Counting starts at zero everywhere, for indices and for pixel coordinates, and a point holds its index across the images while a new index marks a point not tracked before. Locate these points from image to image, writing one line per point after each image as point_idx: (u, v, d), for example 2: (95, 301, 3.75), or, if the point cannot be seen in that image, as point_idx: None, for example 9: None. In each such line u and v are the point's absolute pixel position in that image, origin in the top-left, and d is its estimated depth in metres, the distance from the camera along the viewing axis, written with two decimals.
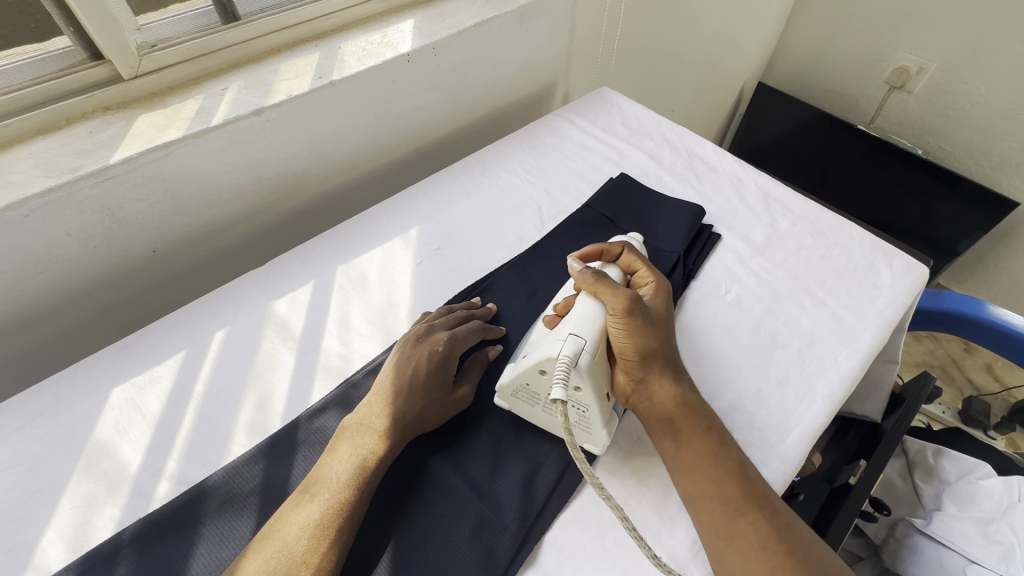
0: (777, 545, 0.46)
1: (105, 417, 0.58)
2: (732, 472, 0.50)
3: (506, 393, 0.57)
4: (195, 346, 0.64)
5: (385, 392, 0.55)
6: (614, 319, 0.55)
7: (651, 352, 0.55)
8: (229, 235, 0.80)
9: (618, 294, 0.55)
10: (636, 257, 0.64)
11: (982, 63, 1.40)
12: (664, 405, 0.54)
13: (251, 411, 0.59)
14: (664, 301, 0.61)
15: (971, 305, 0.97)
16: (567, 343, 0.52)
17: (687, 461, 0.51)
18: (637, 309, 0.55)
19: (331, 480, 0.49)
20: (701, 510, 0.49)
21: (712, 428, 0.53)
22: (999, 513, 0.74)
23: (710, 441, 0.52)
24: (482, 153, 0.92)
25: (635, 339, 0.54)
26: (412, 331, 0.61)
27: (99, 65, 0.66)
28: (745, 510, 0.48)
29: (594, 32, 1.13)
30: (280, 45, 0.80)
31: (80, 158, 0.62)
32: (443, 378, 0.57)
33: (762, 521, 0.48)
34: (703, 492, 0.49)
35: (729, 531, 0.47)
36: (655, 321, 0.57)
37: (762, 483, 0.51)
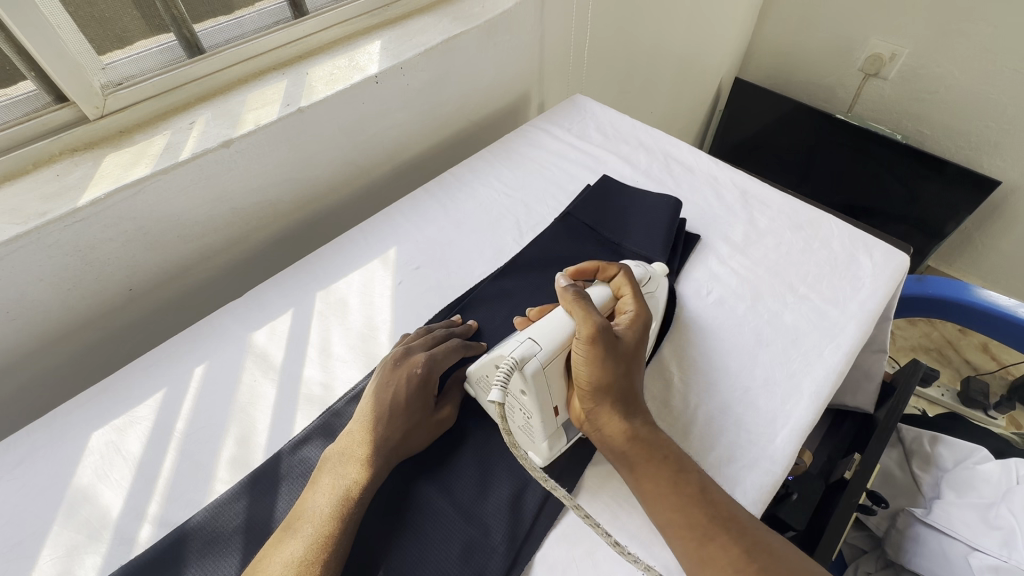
0: (748, 566, 0.45)
1: (84, 462, 0.57)
2: (694, 497, 0.49)
3: (470, 383, 0.59)
4: (175, 383, 0.64)
5: (367, 418, 0.55)
6: (575, 344, 0.54)
7: (605, 385, 0.53)
8: (207, 267, 0.79)
9: (588, 320, 0.54)
10: (628, 281, 0.62)
11: (953, 46, 1.41)
12: (617, 437, 0.52)
13: (234, 447, 0.59)
14: (638, 333, 0.57)
15: (957, 289, 0.97)
16: (520, 345, 0.53)
17: (648, 490, 0.50)
18: (602, 339, 0.53)
19: (316, 514, 0.48)
20: (671, 539, 0.48)
21: (670, 453, 0.52)
22: (999, 497, 0.73)
23: (669, 469, 0.51)
24: (459, 168, 0.92)
25: (591, 369, 0.53)
26: (390, 355, 0.60)
27: (64, 107, 0.65)
28: (713, 535, 0.47)
29: (565, 41, 1.13)
30: (248, 76, 0.80)
31: (49, 202, 0.62)
32: (425, 401, 0.57)
33: (731, 542, 0.46)
34: (669, 521, 0.48)
35: (700, 557, 0.46)
36: (623, 353, 0.55)
37: (726, 501, 0.49)
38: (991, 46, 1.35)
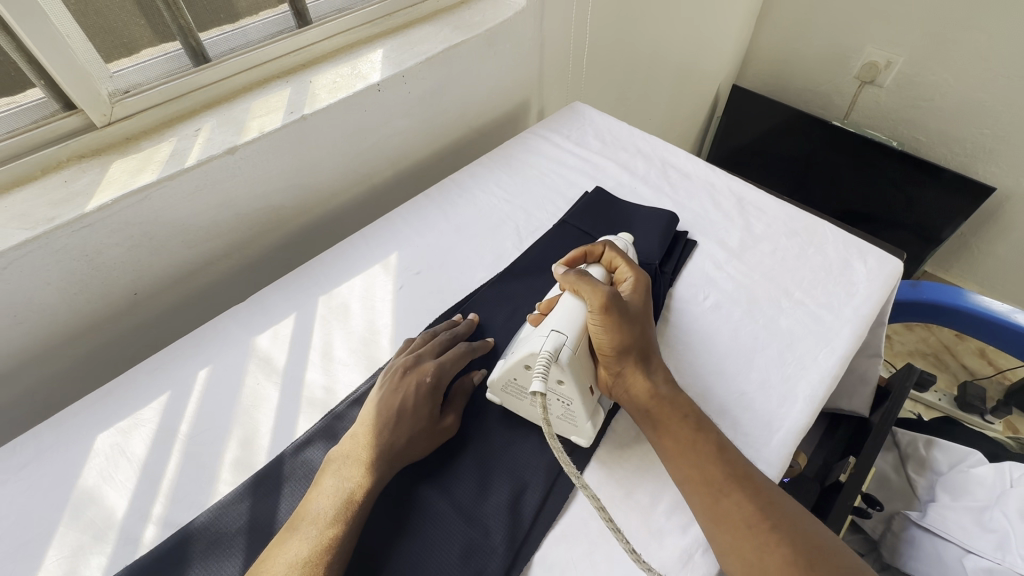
0: (761, 522, 0.48)
1: (90, 464, 0.58)
2: (712, 455, 0.52)
3: (496, 388, 0.59)
4: (179, 386, 0.65)
5: (371, 424, 0.55)
6: (593, 317, 0.56)
7: (627, 347, 0.56)
8: (210, 272, 0.80)
9: (597, 292, 0.56)
10: (617, 253, 0.65)
11: (947, 55, 1.43)
12: (642, 397, 0.56)
13: (237, 449, 0.59)
14: (642, 296, 0.61)
15: (951, 294, 0.98)
16: (549, 339, 0.53)
17: (670, 448, 0.53)
18: (616, 306, 0.56)
19: (322, 515, 0.49)
20: (690, 494, 0.51)
21: (690, 412, 0.55)
22: (993, 500, 0.73)
23: (690, 427, 0.54)
24: (459, 174, 0.93)
25: (612, 337, 0.55)
26: (399, 362, 0.61)
27: (72, 114, 0.67)
28: (729, 490, 0.50)
29: (564, 49, 1.14)
30: (252, 84, 0.81)
31: (57, 208, 0.63)
32: (430, 409, 0.57)
33: (746, 500, 0.49)
34: (689, 478, 0.51)
35: (716, 513, 0.49)
36: (635, 318, 0.58)
37: (742, 460, 0.52)
38: (985, 54, 1.36)
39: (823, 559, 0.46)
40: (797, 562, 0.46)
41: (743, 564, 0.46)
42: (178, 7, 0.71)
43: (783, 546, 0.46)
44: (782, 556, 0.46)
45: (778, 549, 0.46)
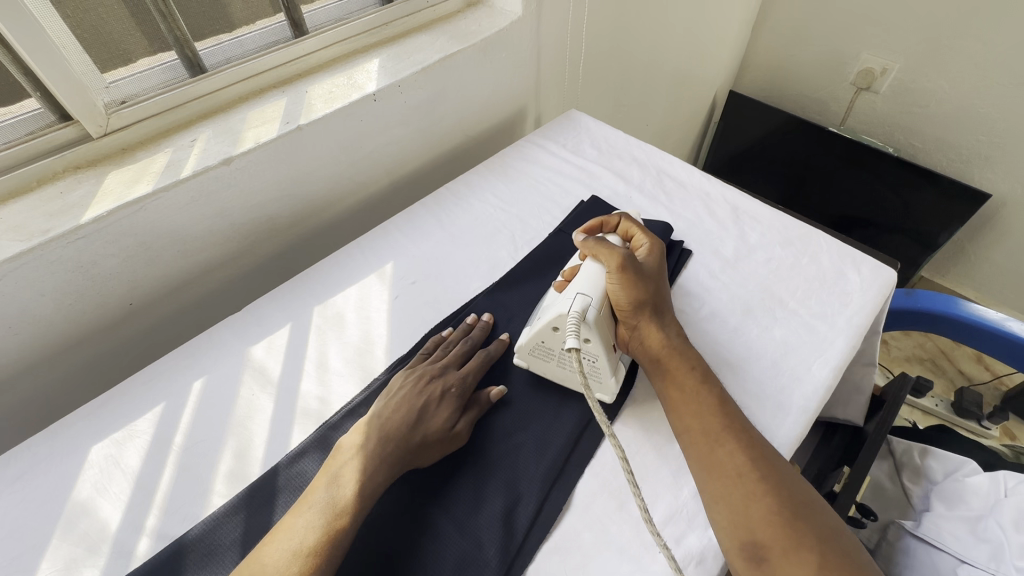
0: (751, 473, 0.52)
1: (84, 476, 0.58)
2: (712, 409, 0.57)
3: (524, 352, 0.65)
4: (174, 397, 0.65)
5: (388, 420, 0.57)
6: (609, 276, 0.64)
7: (641, 302, 0.63)
8: (206, 282, 0.81)
9: (613, 254, 0.65)
10: (633, 223, 0.72)
11: (942, 62, 1.43)
12: (654, 348, 0.63)
13: (231, 460, 0.59)
14: (655, 258, 0.69)
15: (945, 303, 0.98)
16: (576, 301, 0.60)
17: (674, 399, 0.59)
18: (630, 267, 0.64)
19: (330, 505, 0.50)
20: (687, 442, 0.56)
21: (697, 369, 0.61)
22: (987, 510, 0.74)
23: (695, 381, 0.60)
24: (455, 183, 0.94)
25: (627, 292, 0.63)
26: (425, 368, 0.63)
27: (68, 125, 0.67)
28: (725, 441, 0.55)
29: (560, 57, 1.15)
30: (248, 93, 0.82)
31: (52, 219, 0.63)
32: (447, 415, 0.59)
33: (739, 451, 0.54)
34: (688, 427, 0.57)
35: (709, 460, 0.54)
36: (648, 277, 0.66)
37: (742, 418, 0.57)
38: (980, 61, 1.37)
39: (805, 514, 0.50)
40: (780, 512, 0.50)
41: (729, 510, 0.51)
42: (173, 18, 0.72)
43: (769, 495, 0.51)
44: (767, 506, 0.50)
45: (763, 499, 0.50)
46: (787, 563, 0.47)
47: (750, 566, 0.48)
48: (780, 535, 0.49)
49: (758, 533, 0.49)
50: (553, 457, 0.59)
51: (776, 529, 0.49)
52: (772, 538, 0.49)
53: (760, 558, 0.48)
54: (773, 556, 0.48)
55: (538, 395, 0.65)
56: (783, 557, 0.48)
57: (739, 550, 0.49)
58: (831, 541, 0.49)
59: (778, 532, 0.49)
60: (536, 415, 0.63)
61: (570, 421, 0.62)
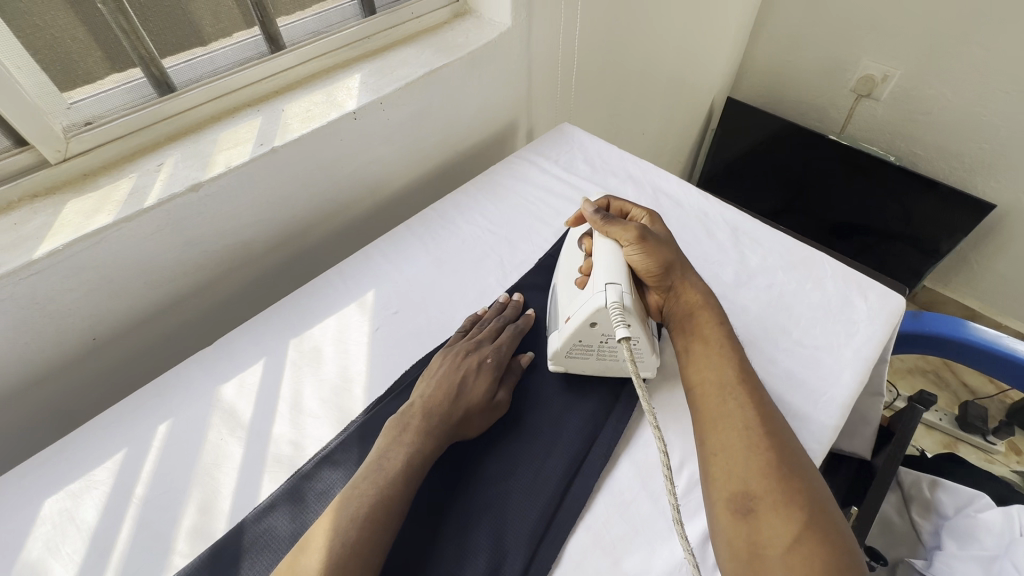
0: (757, 427, 0.52)
1: (35, 534, 0.54)
2: (730, 365, 0.58)
3: (560, 356, 0.63)
4: (137, 442, 0.60)
5: (432, 395, 0.59)
6: (629, 248, 0.65)
7: (670, 263, 0.65)
8: (177, 312, 0.76)
9: (627, 228, 0.65)
10: (624, 201, 0.74)
11: (945, 69, 1.40)
12: (689, 301, 0.65)
13: (195, 514, 0.55)
14: (662, 227, 0.70)
15: (952, 326, 0.94)
16: (609, 292, 0.59)
17: (694, 351, 0.61)
18: (648, 235, 0.65)
19: (380, 474, 0.52)
20: (699, 392, 0.57)
21: (724, 327, 0.62)
22: (1002, 549, 0.69)
23: (717, 336, 0.61)
24: (442, 202, 0.89)
25: (653, 258, 0.64)
26: (460, 345, 0.65)
27: (23, 151, 0.62)
28: (738, 395, 0.55)
29: (552, 69, 1.11)
30: (221, 112, 0.77)
31: (5, 253, 0.59)
32: (488, 386, 0.61)
33: (750, 407, 0.54)
34: (702, 379, 0.58)
35: (718, 409, 0.55)
36: (666, 241, 0.67)
37: (758, 382, 0.58)
38: (984, 68, 1.33)
39: (801, 477, 0.49)
40: (778, 468, 0.49)
41: (726, 460, 0.51)
42: (137, 35, 0.67)
43: (770, 452, 0.50)
44: (764, 460, 0.50)
45: (763, 452, 0.50)
46: (773, 516, 0.47)
47: (735, 517, 0.48)
48: (773, 488, 0.48)
49: (750, 484, 0.49)
50: (542, 508, 0.54)
51: (770, 482, 0.48)
52: (764, 490, 0.48)
53: (747, 510, 0.48)
54: (760, 508, 0.47)
55: (525, 435, 0.61)
56: (770, 510, 0.47)
57: (728, 498, 0.49)
58: (822, 508, 0.48)
59: (771, 486, 0.48)
60: (524, 456, 0.59)
61: (560, 467, 0.57)
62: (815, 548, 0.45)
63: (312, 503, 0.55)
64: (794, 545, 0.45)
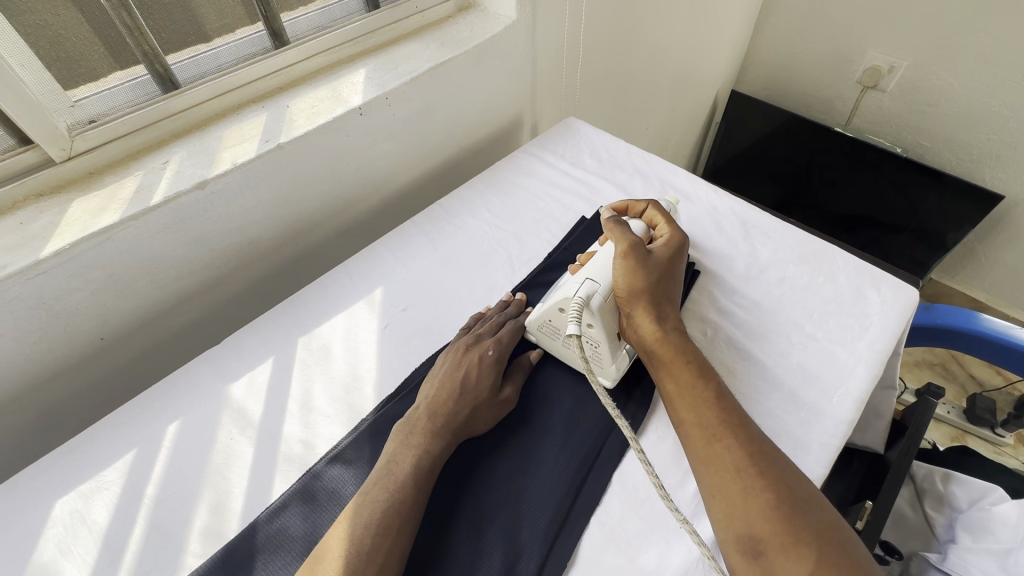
0: (749, 467, 0.49)
1: (47, 535, 0.53)
2: (711, 401, 0.55)
3: (534, 329, 0.66)
4: (147, 442, 0.60)
5: (437, 395, 0.58)
6: (615, 260, 0.65)
7: (638, 288, 0.62)
8: (185, 311, 0.76)
9: (624, 238, 0.66)
10: (658, 212, 0.73)
11: (952, 60, 1.38)
12: (643, 335, 0.61)
13: (207, 515, 0.55)
14: (667, 252, 0.67)
15: (964, 318, 0.94)
16: (583, 287, 0.60)
17: (672, 391, 0.57)
18: (634, 251, 0.64)
19: (391, 480, 0.52)
20: (685, 436, 0.54)
21: (695, 363, 0.59)
22: (1017, 542, 0.68)
23: (692, 374, 0.58)
24: (448, 198, 0.89)
25: (626, 277, 0.63)
26: (460, 341, 0.64)
27: (28, 150, 0.62)
28: (723, 436, 0.52)
29: (558, 62, 1.10)
30: (226, 109, 0.77)
31: (10, 254, 0.58)
32: (493, 380, 0.60)
33: (738, 445, 0.51)
34: (686, 421, 0.55)
35: (706, 453, 0.52)
36: (655, 265, 0.65)
37: (741, 412, 0.55)
38: (991, 59, 1.32)
39: (805, 510, 0.46)
40: (779, 506, 0.46)
41: (725, 503, 0.48)
42: (141, 32, 0.66)
43: (767, 490, 0.47)
44: (764, 500, 0.47)
45: (761, 492, 0.47)
46: (783, 558, 0.44)
47: (746, 561, 0.45)
48: (778, 530, 0.45)
49: (755, 527, 0.46)
50: (556, 502, 0.54)
51: (773, 523, 0.45)
52: (769, 532, 0.45)
53: (756, 552, 0.45)
54: (770, 549, 0.45)
55: (536, 428, 0.60)
56: (779, 552, 0.44)
57: (735, 544, 0.46)
58: (832, 540, 0.45)
59: (775, 526, 0.45)
60: (534, 452, 0.58)
61: (571, 463, 0.57)
62: None
63: (324, 503, 0.55)
64: None
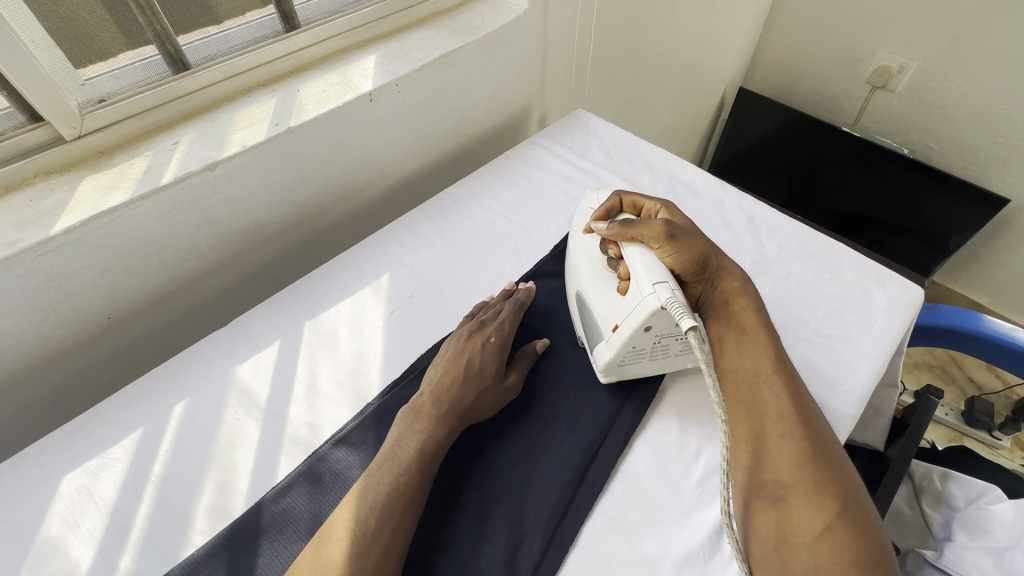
0: (792, 416, 0.52)
1: (54, 510, 0.54)
2: (767, 352, 0.57)
3: (611, 364, 0.59)
4: (154, 421, 0.60)
5: (440, 381, 0.59)
6: (666, 248, 0.59)
7: (705, 253, 0.61)
8: (192, 292, 0.76)
9: (654, 225, 0.60)
10: (634, 195, 0.70)
11: (963, 61, 1.38)
12: (730, 290, 0.62)
13: (213, 494, 0.55)
14: (681, 216, 0.67)
15: (968, 319, 0.94)
16: (660, 292, 0.53)
17: (728, 342, 0.60)
18: (675, 228, 0.60)
19: (397, 461, 0.52)
20: (734, 381, 0.57)
21: (761, 316, 0.61)
22: (1013, 541, 0.69)
23: (757, 325, 0.60)
24: (457, 187, 0.89)
25: (691, 252, 0.60)
26: (463, 327, 0.65)
27: (38, 127, 0.62)
28: (771, 384, 0.55)
29: (568, 53, 1.09)
30: (235, 92, 0.76)
31: (21, 230, 0.58)
32: (496, 366, 0.61)
33: (785, 396, 0.54)
34: (738, 369, 0.57)
35: (751, 398, 0.55)
36: (692, 227, 0.64)
37: (795, 372, 0.57)
38: (1002, 61, 1.31)
39: (836, 466, 0.49)
40: (810, 457, 0.49)
41: (755, 447, 0.52)
42: (153, 11, 0.66)
43: (804, 441, 0.50)
44: (797, 450, 0.50)
45: (797, 442, 0.50)
46: (803, 505, 0.47)
47: (765, 503, 0.49)
48: (805, 478, 0.48)
49: (783, 473, 0.49)
50: (560, 488, 0.55)
51: (802, 471, 0.48)
52: (795, 479, 0.48)
53: (777, 497, 0.48)
54: (791, 496, 0.48)
55: (542, 417, 0.61)
56: (800, 497, 0.47)
57: (760, 487, 0.50)
58: (855, 500, 0.47)
59: (803, 475, 0.48)
60: (541, 442, 0.58)
61: (576, 451, 0.57)
62: (846, 538, 0.44)
63: (330, 484, 0.55)
64: (825, 533, 0.45)
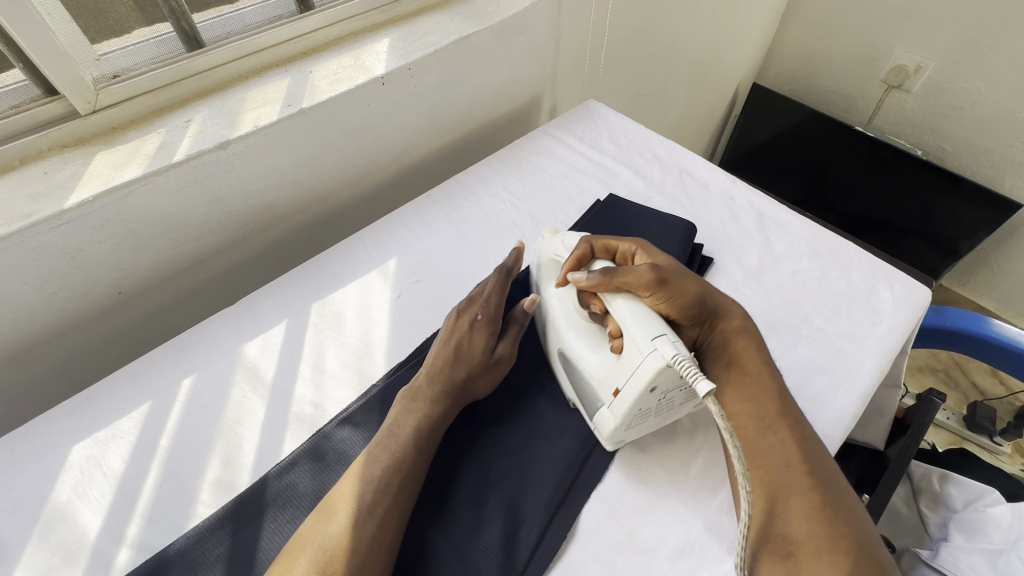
0: (800, 465, 0.51)
1: (64, 478, 0.55)
2: (770, 394, 0.56)
3: (618, 429, 0.54)
4: (162, 395, 0.61)
5: (431, 363, 0.59)
6: (655, 294, 0.56)
7: (698, 293, 0.59)
8: (201, 270, 0.77)
9: (639, 272, 0.56)
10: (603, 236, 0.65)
11: (982, 62, 1.36)
12: (729, 330, 0.60)
13: (218, 468, 0.56)
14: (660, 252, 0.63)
15: (973, 322, 0.94)
16: (662, 348, 0.49)
17: (728, 382, 0.57)
18: (661, 272, 0.57)
19: (393, 440, 0.53)
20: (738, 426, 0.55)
21: (762, 353, 0.59)
22: (1009, 544, 0.69)
23: (757, 365, 0.58)
24: (466, 174, 0.89)
25: (683, 293, 0.57)
26: (454, 309, 0.65)
27: (53, 100, 0.62)
28: (778, 430, 0.53)
29: (582, 42, 1.08)
30: (248, 71, 0.76)
31: (35, 202, 0.59)
32: (485, 342, 0.61)
33: (791, 443, 0.52)
34: (740, 412, 0.55)
35: (756, 444, 0.53)
36: (676, 266, 0.60)
37: (798, 412, 0.55)
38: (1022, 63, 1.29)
39: (846, 517, 0.48)
40: (820, 510, 0.48)
41: (763, 499, 0.50)
42: None
43: (812, 493, 0.49)
44: (807, 503, 0.49)
45: (807, 495, 0.49)
46: (815, 563, 0.46)
47: (775, 560, 0.47)
48: (816, 534, 0.47)
49: (793, 529, 0.48)
50: (559, 472, 0.55)
51: (812, 526, 0.47)
52: (805, 535, 0.47)
53: (787, 553, 0.47)
54: (802, 553, 0.47)
55: (544, 406, 0.61)
56: (810, 555, 0.46)
57: (768, 542, 0.48)
58: (868, 554, 0.46)
59: (813, 531, 0.47)
60: (542, 429, 0.59)
61: (576, 438, 0.58)
62: None
63: (332, 462, 0.56)
64: None
